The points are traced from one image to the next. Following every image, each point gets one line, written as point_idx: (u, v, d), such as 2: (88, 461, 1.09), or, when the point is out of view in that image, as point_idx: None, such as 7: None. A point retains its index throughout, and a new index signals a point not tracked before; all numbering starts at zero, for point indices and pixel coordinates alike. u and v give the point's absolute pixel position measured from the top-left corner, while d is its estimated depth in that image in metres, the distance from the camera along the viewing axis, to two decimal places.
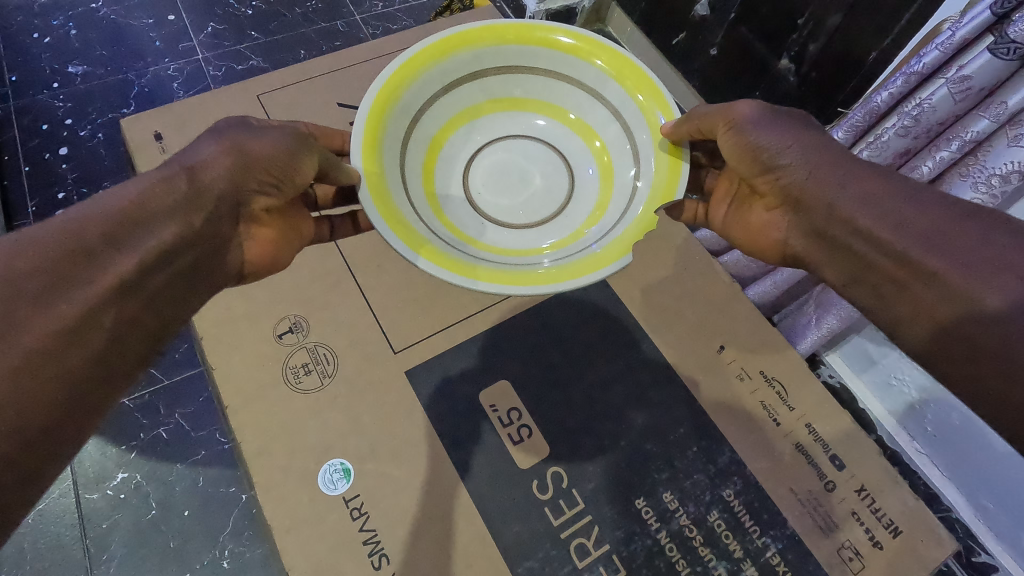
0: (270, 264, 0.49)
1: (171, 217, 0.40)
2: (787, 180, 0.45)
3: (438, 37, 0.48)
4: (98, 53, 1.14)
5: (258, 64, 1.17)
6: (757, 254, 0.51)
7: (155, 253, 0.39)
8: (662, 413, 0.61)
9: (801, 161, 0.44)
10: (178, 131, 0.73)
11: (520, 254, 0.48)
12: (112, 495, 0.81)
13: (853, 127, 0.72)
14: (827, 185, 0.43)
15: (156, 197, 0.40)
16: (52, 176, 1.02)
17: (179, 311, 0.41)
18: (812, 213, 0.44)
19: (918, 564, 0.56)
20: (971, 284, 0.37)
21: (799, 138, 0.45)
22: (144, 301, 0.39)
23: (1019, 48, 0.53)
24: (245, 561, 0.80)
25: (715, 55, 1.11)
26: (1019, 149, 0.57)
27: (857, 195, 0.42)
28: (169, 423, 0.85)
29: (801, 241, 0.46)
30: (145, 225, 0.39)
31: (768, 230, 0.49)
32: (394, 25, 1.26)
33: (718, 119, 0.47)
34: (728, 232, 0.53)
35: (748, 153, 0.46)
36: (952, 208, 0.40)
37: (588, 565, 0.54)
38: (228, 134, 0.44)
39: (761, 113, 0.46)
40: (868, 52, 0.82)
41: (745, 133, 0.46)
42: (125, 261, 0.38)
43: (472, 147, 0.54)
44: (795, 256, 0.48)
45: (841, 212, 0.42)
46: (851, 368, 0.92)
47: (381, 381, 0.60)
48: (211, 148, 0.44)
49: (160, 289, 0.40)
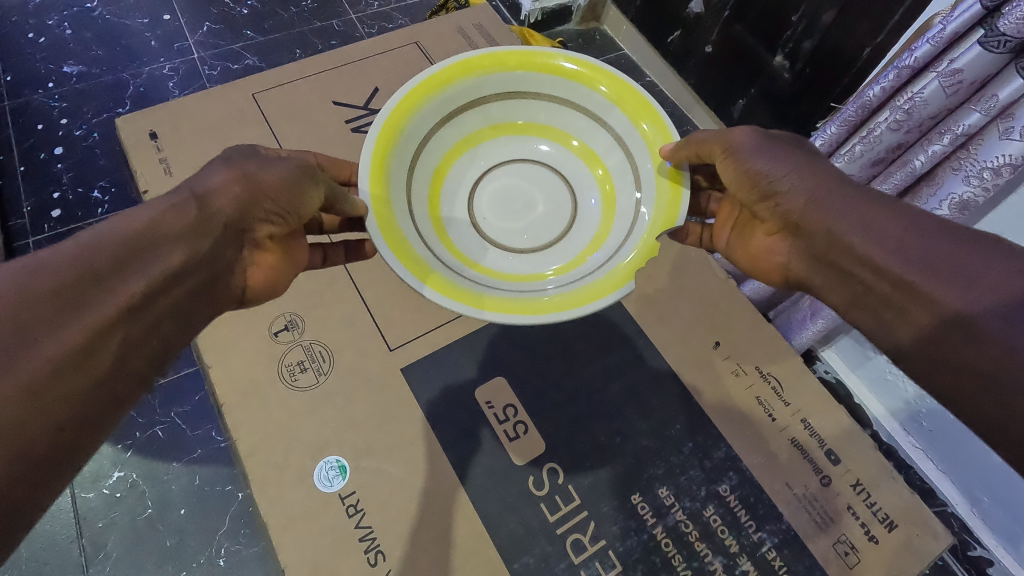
0: (270, 287, 0.49)
1: (178, 243, 0.40)
2: (786, 205, 0.45)
3: (441, 67, 0.49)
4: (93, 53, 1.14)
5: (254, 64, 1.17)
6: (760, 278, 0.52)
7: (162, 274, 0.39)
8: (657, 410, 0.61)
9: (799, 187, 0.45)
10: (173, 129, 0.73)
11: (522, 280, 0.48)
12: (107, 494, 0.81)
13: (846, 122, 0.73)
14: (826, 211, 0.43)
15: (166, 222, 0.40)
16: (47, 176, 1.02)
17: (184, 330, 0.41)
18: (811, 238, 0.44)
19: (915, 558, 0.56)
20: (971, 305, 0.36)
21: (798, 165, 0.45)
22: (149, 323, 0.38)
23: (1009, 41, 0.54)
24: (242, 559, 0.79)
25: (710, 52, 1.12)
26: (1010, 143, 0.57)
27: (856, 222, 0.42)
28: (165, 421, 0.86)
29: (802, 266, 0.46)
30: (154, 249, 0.39)
31: (769, 254, 0.49)
32: (390, 23, 1.27)
33: (716, 145, 0.48)
34: (732, 254, 0.54)
35: (747, 179, 0.47)
36: (952, 234, 0.39)
37: (584, 561, 0.54)
38: (237, 161, 0.44)
39: (758, 140, 0.47)
40: (862, 48, 0.83)
41: (742, 160, 0.47)
42: (131, 286, 0.37)
43: (475, 173, 0.53)
44: (798, 280, 0.48)
45: (839, 238, 0.42)
46: (845, 363, 0.94)
47: (377, 378, 0.60)
48: (221, 175, 0.43)
49: (165, 314, 0.39)
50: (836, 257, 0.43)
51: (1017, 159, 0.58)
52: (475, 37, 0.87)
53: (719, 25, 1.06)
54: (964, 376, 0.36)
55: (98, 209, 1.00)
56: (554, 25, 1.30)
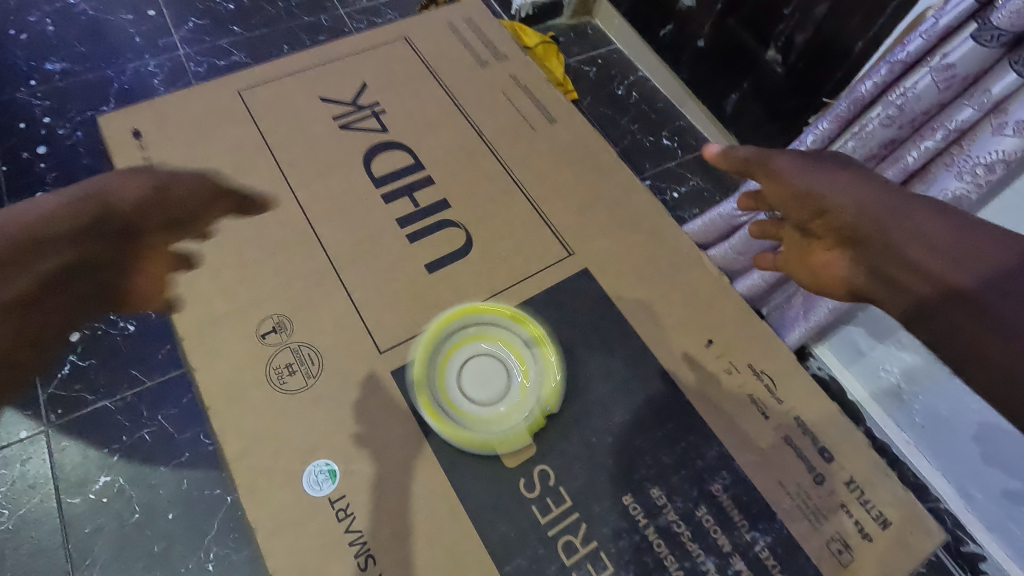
0: (157, 290, 0.61)
1: (65, 241, 0.55)
2: (839, 217, 0.50)
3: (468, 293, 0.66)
4: (77, 50, 1.24)
5: (240, 60, 1.27)
6: (817, 291, 0.54)
7: (54, 268, 0.55)
8: (650, 409, 0.61)
9: (849, 201, 0.49)
10: (158, 127, 0.72)
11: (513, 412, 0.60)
12: (94, 499, 0.88)
13: (837, 117, 0.76)
14: (880, 220, 0.48)
15: (55, 224, 0.55)
16: (30, 175, 1.09)
17: (83, 313, 0.57)
18: (869, 247, 0.48)
19: (908, 555, 0.56)
20: (988, 296, 0.42)
21: (844, 181, 0.50)
22: (54, 300, 0.56)
23: (1003, 35, 0.57)
24: (232, 562, 0.86)
25: (702, 46, 1.17)
26: (1004, 138, 0.60)
27: (911, 229, 0.46)
28: (153, 425, 0.94)
29: (863, 275, 0.49)
30: (47, 247, 0.54)
31: (829, 267, 0.51)
32: (378, 18, 1.37)
33: (759, 169, 0.55)
34: (794, 272, 0.55)
35: (797, 197, 0.52)
36: (991, 236, 0.44)
37: (576, 563, 0.53)
38: (105, 183, 0.59)
39: (801, 163, 0.53)
40: (855, 42, 0.88)
41: (789, 180, 0.53)
42: (27, 274, 0.53)
43: (453, 346, 0.62)
44: (861, 292, 0.49)
45: (896, 246, 0.46)
46: (840, 360, 1.02)
47: (367, 380, 0.59)
48: (117, 186, 0.59)
49: (66, 297, 0.56)
50: (894, 266, 0.47)
51: (1010, 154, 0.60)
52: (465, 32, 0.86)
53: (712, 19, 1.11)
54: (1000, 367, 0.42)
55: None
56: (546, 19, 1.40)
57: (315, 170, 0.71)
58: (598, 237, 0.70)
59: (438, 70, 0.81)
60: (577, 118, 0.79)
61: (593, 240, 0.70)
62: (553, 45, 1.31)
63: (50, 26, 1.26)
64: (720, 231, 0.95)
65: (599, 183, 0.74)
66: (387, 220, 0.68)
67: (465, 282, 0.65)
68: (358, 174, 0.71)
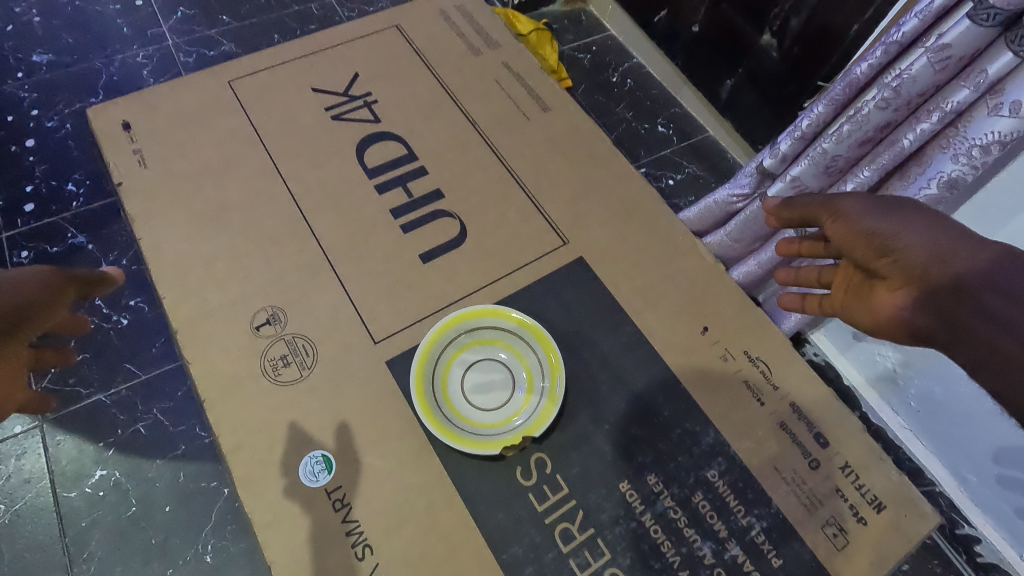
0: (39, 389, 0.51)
1: None
2: (905, 260, 0.45)
3: (514, 338, 0.62)
4: (64, 41, 1.22)
5: (229, 50, 1.25)
6: (880, 336, 0.49)
7: None
8: (646, 396, 0.60)
9: (918, 242, 0.45)
10: (146, 118, 0.71)
11: (454, 322, 0.61)
12: (90, 493, 0.88)
13: (833, 101, 0.76)
14: (950, 262, 0.44)
15: None
16: (20, 169, 1.09)
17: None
18: (937, 292, 0.43)
19: (903, 538, 0.56)
20: None
21: (912, 222, 0.46)
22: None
23: (998, 14, 0.57)
24: (229, 554, 0.87)
25: (697, 31, 1.16)
26: (1000, 119, 0.60)
27: (982, 273, 0.42)
28: (148, 418, 0.94)
29: (926, 319, 0.44)
30: None
31: (892, 311, 0.46)
32: (370, 6, 1.36)
33: (821, 210, 0.52)
34: (851, 317, 0.51)
35: (861, 238, 0.48)
36: None
37: (573, 550, 0.53)
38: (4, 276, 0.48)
39: (866, 204, 0.49)
40: (849, 26, 0.88)
41: (850, 220, 0.49)
42: None
43: (471, 354, 0.62)
44: (921, 337, 0.45)
45: (967, 291, 0.42)
46: (834, 346, 1.04)
47: (362, 370, 0.59)
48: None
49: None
50: (962, 310, 0.42)
51: (1005, 135, 0.61)
52: (456, 19, 0.85)
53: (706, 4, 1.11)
54: None
55: (72, 202, 1.07)
56: (539, 5, 1.38)
57: (306, 161, 0.70)
58: (593, 225, 0.70)
59: (430, 58, 0.81)
60: (571, 106, 0.78)
61: (588, 228, 0.69)
62: (546, 32, 1.29)
63: (36, 17, 1.24)
64: (716, 218, 0.95)
65: (593, 171, 0.74)
66: (380, 210, 0.68)
67: (459, 272, 0.65)
68: (350, 164, 0.71)
